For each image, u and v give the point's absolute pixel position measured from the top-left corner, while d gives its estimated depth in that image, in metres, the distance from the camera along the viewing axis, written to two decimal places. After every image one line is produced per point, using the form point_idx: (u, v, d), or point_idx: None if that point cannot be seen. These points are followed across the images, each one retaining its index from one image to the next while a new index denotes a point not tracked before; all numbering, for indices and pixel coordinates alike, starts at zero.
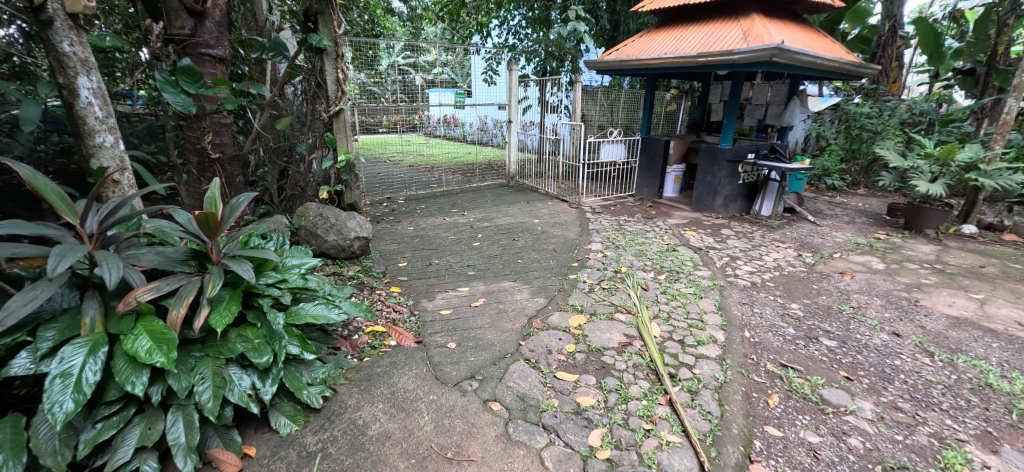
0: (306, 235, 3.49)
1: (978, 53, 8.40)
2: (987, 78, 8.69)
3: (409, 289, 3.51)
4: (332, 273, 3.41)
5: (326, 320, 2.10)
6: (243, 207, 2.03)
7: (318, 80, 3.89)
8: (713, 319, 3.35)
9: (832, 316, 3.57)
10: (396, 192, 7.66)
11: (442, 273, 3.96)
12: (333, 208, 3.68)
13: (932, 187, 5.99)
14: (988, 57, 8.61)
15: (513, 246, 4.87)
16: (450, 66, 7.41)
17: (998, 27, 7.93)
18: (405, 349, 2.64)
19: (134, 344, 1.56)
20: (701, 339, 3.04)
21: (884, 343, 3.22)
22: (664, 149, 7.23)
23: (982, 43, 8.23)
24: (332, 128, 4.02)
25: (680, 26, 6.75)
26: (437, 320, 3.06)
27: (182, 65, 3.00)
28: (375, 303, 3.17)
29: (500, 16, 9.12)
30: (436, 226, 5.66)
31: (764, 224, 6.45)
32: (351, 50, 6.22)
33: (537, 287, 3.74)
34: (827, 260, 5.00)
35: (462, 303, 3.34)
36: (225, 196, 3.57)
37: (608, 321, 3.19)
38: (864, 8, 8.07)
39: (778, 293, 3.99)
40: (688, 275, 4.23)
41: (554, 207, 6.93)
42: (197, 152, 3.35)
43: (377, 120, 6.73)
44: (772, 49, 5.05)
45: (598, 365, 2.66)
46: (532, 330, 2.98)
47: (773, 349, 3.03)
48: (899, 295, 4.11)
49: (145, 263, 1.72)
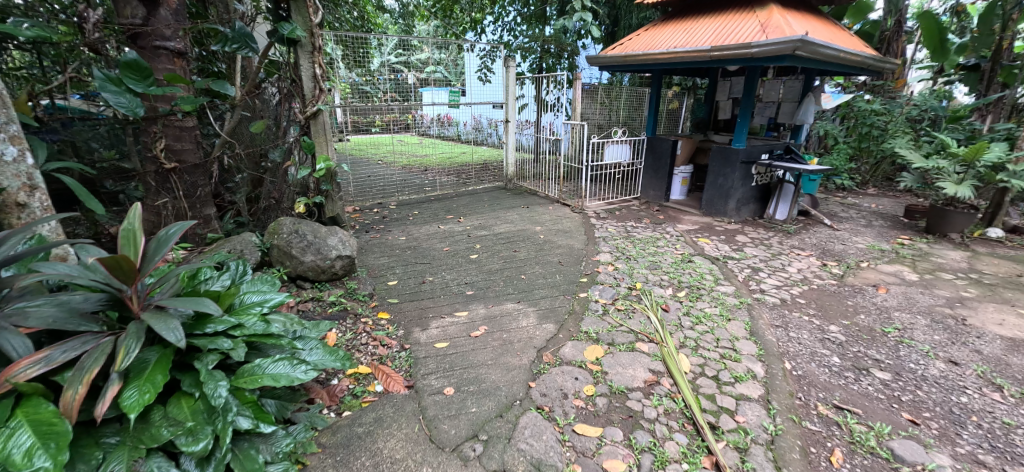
0: (279, 256, 3.01)
1: (982, 48, 7.93)
2: (992, 74, 8.27)
3: (400, 316, 3.08)
4: (311, 299, 2.96)
5: (289, 381, 1.63)
6: (175, 239, 1.58)
7: (294, 77, 3.35)
8: (747, 348, 2.93)
9: (878, 341, 3.17)
10: (387, 196, 7.21)
11: (437, 293, 3.52)
12: (311, 222, 3.23)
13: (960, 189, 5.63)
14: (992, 51, 8.24)
15: (515, 259, 4.43)
16: (443, 65, 6.95)
17: (1009, 21, 7.59)
18: (394, 398, 2.21)
19: (8, 443, 1.16)
20: (738, 374, 2.62)
21: (943, 374, 2.83)
22: (671, 150, 6.82)
23: (987, 38, 7.75)
24: (310, 132, 3.47)
25: (689, 18, 6.33)
26: (431, 356, 2.61)
27: (127, 58, 2.56)
28: (359, 336, 2.72)
29: (494, 12, 8.62)
30: (429, 235, 5.21)
31: (780, 229, 6.06)
32: (340, 47, 5.78)
33: (545, 309, 3.30)
34: (856, 271, 4.61)
35: (459, 333, 2.89)
36: (185, 210, 3.11)
37: (629, 353, 2.77)
38: (869, 3, 7.76)
39: (812, 312, 3.58)
40: (710, 291, 3.81)
41: (556, 212, 6.52)
42: (149, 161, 2.89)
43: (370, 121, 6.50)
44: (795, 41, 4.60)
45: (624, 413, 2.24)
46: (542, 367, 2.56)
47: (821, 385, 2.63)
48: (942, 313, 3.72)
49: (32, 323, 1.30)
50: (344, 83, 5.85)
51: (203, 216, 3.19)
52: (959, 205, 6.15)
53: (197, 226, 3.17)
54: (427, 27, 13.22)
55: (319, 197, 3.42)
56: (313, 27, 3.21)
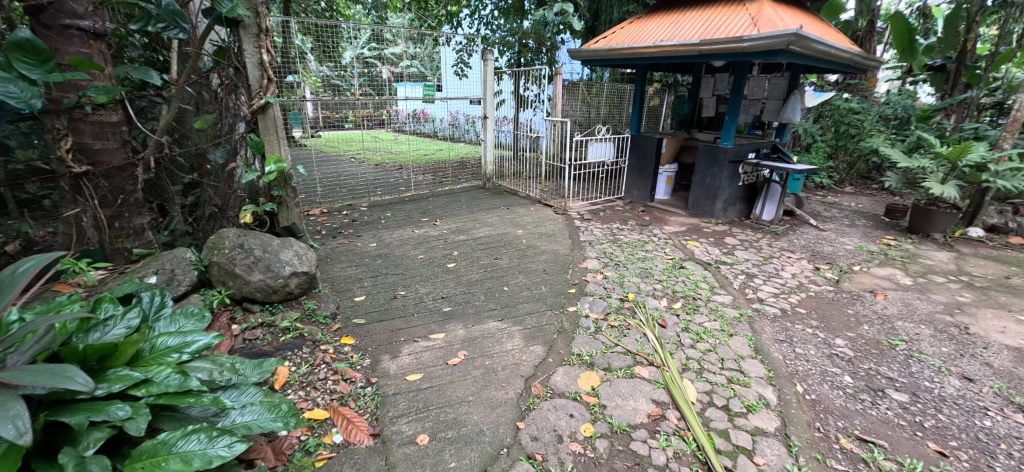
0: (220, 275, 2.56)
1: (948, 50, 8.03)
2: (957, 75, 8.43)
3: (366, 341, 2.69)
4: (260, 326, 2.53)
5: (204, 461, 1.25)
6: (25, 278, 1.51)
7: (236, 64, 2.89)
8: (754, 369, 2.66)
9: (887, 356, 2.96)
10: (358, 198, 6.71)
11: (410, 311, 3.13)
12: (260, 234, 2.78)
13: (945, 189, 5.56)
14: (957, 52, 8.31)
15: (495, 267, 4.07)
16: (419, 60, 6.47)
17: (976, 22, 7.69)
18: (356, 452, 1.83)
19: None
20: (750, 402, 2.34)
21: (961, 394, 2.63)
22: (656, 148, 6.59)
23: (953, 40, 7.83)
24: (258, 130, 3.02)
25: (674, 11, 6.08)
26: (402, 392, 2.23)
27: (20, 37, 2.09)
28: (316, 370, 2.32)
29: (470, 5, 8.21)
30: (402, 241, 4.80)
31: (768, 231, 5.88)
32: (309, 40, 5.40)
33: (531, 329, 2.95)
34: (850, 275, 4.44)
35: (435, 361, 2.53)
36: (106, 222, 2.64)
37: (629, 380, 2.46)
38: (841, 3, 7.65)
39: (815, 324, 3.35)
40: (707, 302, 3.53)
41: (537, 213, 6.18)
42: (57, 163, 2.41)
43: (343, 117, 6.15)
44: (791, 35, 4.36)
45: (629, 459, 1.92)
46: (531, 402, 2.22)
47: (838, 412, 2.38)
48: (944, 321, 3.55)
49: None
50: (315, 76, 5.58)
51: (132, 227, 2.76)
52: (941, 204, 6.11)
53: (124, 239, 2.72)
54: (401, 20, 12.66)
55: (269, 205, 2.94)
56: (257, 5, 2.77)
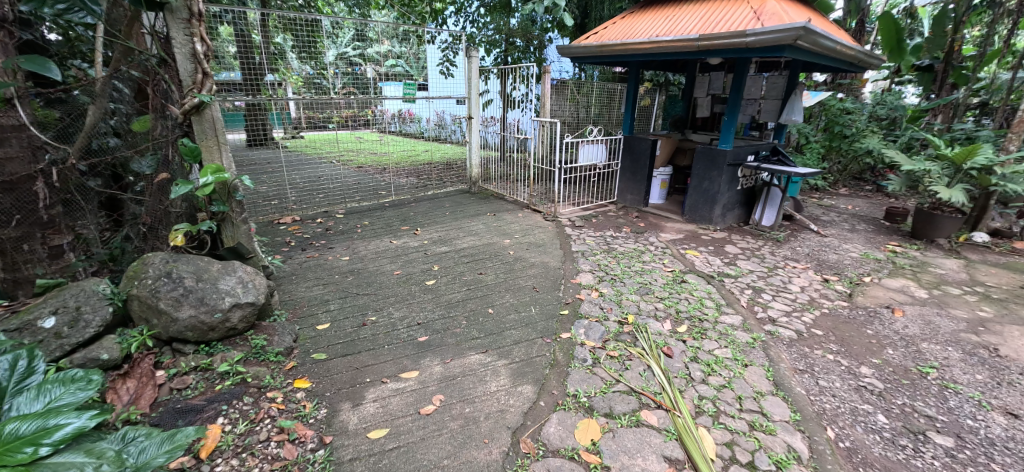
0: (142, 311, 2.14)
1: (936, 50, 7.75)
2: (944, 75, 8.14)
3: (324, 385, 2.26)
4: (194, 371, 2.13)
5: None
6: None
7: (163, 55, 2.47)
8: (777, 410, 2.30)
9: (920, 388, 2.61)
10: (334, 204, 6.24)
11: (378, 342, 2.71)
12: (195, 258, 2.36)
13: (953, 193, 5.28)
14: (945, 52, 8.06)
15: (479, 285, 3.66)
16: (405, 58, 5.94)
17: (964, 21, 7.32)
18: None
19: None
20: (778, 457, 1.98)
21: (1010, 435, 2.28)
22: (650, 150, 6.23)
23: (940, 40, 7.58)
24: (194, 133, 2.61)
25: (669, 5, 5.77)
26: (361, 457, 1.83)
27: None
28: (257, 428, 1.90)
29: (455, 2, 7.78)
30: (378, 253, 4.37)
31: (769, 238, 5.57)
32: (288, 37, 5.07)
33: (519, 363, 2.55)
34: (862, 288, 4.13)
35: (404, 410, 2.12)
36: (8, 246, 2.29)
37: (635, 430, 2.08)
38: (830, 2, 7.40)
39: (835, 348, 3.01)
40: (715, 325, 3.16)
41: (525, 220, 5.78)
42: None
43: (327, 118, 5.67)
44: (798, 29, 4.01)
45: None
46: (520, 465, 1.83)
47: (879, 465, 2.03)
48: (971, 341, 3.23)
49: None
50: (296, 75, 5.28)
51: (42, 251, 2.40)
52: (946, 208, 5.86)
53: (33, 265, 2.38)
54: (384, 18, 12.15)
55: (208, 223, 2.50)
56: None
